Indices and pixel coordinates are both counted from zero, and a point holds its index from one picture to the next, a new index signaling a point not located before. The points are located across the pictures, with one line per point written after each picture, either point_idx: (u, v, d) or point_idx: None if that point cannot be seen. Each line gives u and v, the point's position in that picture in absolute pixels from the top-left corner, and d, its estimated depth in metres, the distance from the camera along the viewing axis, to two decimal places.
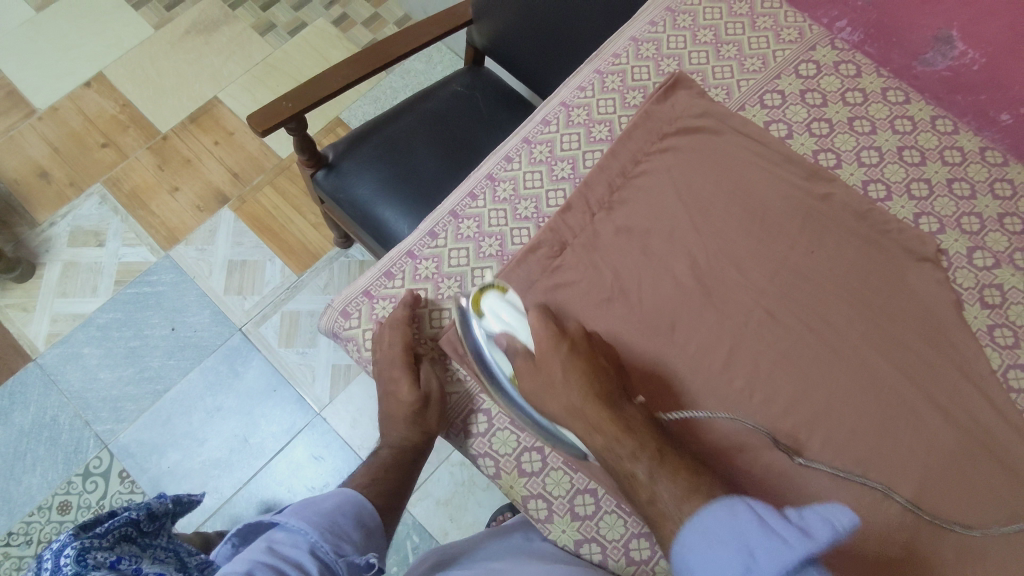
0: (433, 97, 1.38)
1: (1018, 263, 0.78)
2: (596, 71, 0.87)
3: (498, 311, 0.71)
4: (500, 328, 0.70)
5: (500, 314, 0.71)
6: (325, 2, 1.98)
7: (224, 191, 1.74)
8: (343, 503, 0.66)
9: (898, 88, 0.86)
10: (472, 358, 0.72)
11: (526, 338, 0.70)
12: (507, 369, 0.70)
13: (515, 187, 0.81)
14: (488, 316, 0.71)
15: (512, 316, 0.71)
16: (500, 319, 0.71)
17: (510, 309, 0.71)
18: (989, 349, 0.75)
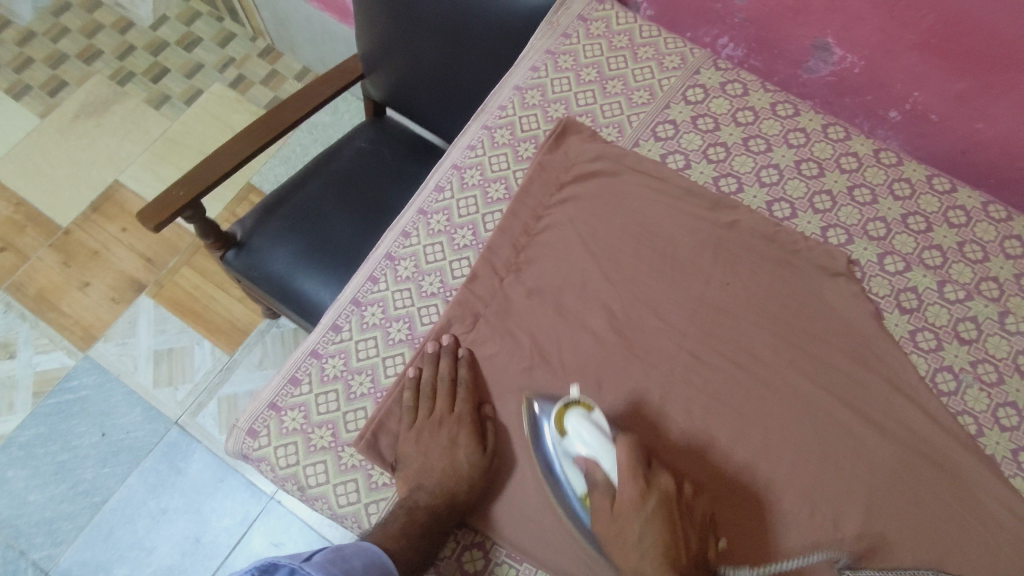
0: (337, 157, 1.34)
1: (928, 263, 0.78)
2: (484, 127, 0.84)
3: (583, 433, 0.62)
4: (585, 452, 0.62)
5: (584, 436, 0.62)
6: (218, 65, 1.91)
7: (138, 278, 1.65)
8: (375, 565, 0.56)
9: (786, 102, 0.86)
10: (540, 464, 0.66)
11: (611, 468, 0.61)
12: (579, 488, 0.63)
13: (417, 263, 0.77)
14: (571, 439, 0.63)
15: (598, 440, 0.61)
16: (585, 441, 0.62)
17: (594, 429, 0.62)
18: (915, 356, 0.74)
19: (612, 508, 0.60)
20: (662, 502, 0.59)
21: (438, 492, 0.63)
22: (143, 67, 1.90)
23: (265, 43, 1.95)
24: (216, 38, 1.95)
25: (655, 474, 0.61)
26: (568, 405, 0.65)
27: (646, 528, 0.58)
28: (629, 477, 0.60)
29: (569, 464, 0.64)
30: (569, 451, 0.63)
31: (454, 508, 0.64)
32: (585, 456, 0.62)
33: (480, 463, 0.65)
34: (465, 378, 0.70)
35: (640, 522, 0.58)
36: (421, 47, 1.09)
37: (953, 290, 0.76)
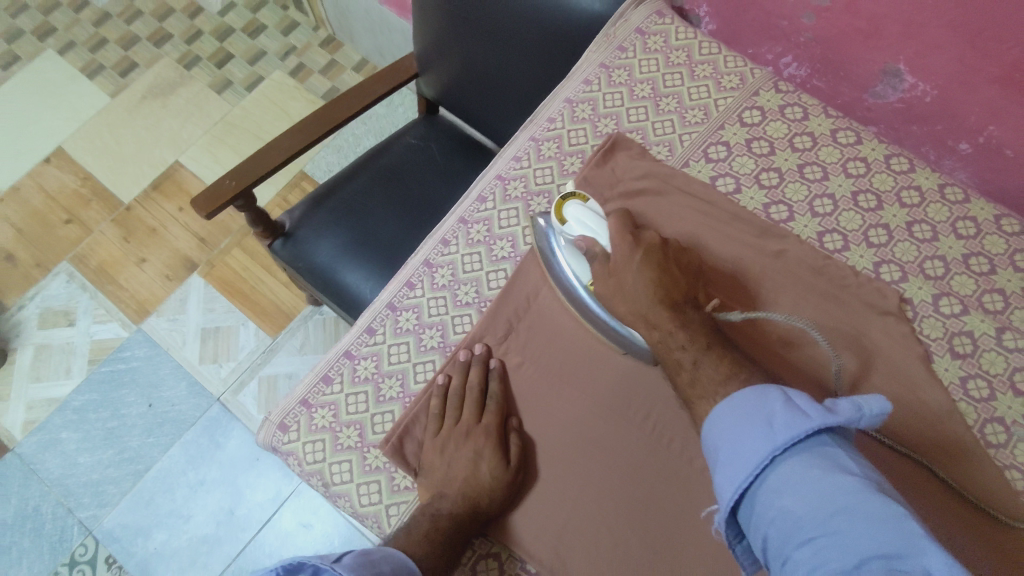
0: (387, 152, 1.35)
1: (987, 307, 0.74)
2: (531, 138, 0.84)
3: (580, 215, 0.72)
4: (585, 233, 0.71)
5: (581, 220, 0.72)
6: (280, 53, 1.96)
7: (192, 257, 1.71)
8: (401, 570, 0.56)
9: (848, 128, 0.83)
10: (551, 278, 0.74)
11: (607, 242, 0.71)
12: (585, 277, 0.72)
13: (454, 271, 0.78)
14: (571, 224, 0.72)
15: (594, 219, 0.71)
16: (585, 224, 0.71)
17: (591, 214, 0.72)
18: (964, 404, 0.70)
19: (609, 269, 0.68)
20: (650, 252, 0.67)
21: (460, 502, 0.63)
22: (209, 51, 1.96)
23: (326, 32, 1.98)
24: (280, 26, 1.99)
25: (641, 234, 0.70)
26: (564, 199, 0.74)
27: (636, 273, 0.66)
28: (618, 240, 0.69)
29: (575, 258, 0.73)
30: (570, 238, 0.73)
31: (476, 516, 0.64)
32: (585, 236, 0.71)
33: (502, 477, 0.64)
34: (496, 390, 0.70)
35: (633, 267, 0.67)
36: (475, 49, 1.09)
37: (1013, 338, 0.72)
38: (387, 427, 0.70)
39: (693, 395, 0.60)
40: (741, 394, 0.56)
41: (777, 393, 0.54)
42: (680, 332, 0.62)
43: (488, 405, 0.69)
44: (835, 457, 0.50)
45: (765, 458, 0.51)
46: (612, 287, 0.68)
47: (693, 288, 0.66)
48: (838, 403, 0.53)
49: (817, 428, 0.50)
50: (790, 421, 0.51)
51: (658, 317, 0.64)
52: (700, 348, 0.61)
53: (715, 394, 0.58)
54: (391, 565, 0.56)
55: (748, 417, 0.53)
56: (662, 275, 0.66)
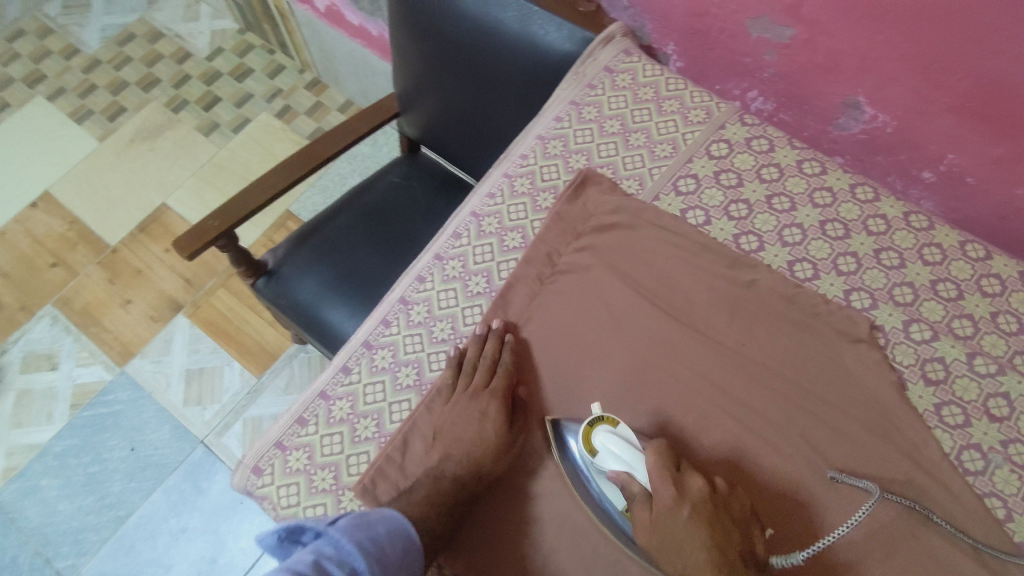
0: (369, 191, 1.36)
1: (957, 332, 0.74)
2: (505, 175, 0.86)
3: (614, 447, 0.62)
4: (617, 466, 0.62)
5: (614, 450, 0.62)
6: (266, 95, 1.99)
7: (177, 298, 1.71)
8: (395, 531, 0.58)
9: (813, 159, 0.84)
10: (569, 477, 0.66)
11: (644, 479, 0.61)
12: (618, 502, 0.63)
13: (430, 308, 0.78)
14: (602, 455, 0.63)
15: (629, 451, 0.62)
16: (615, 455, 0.62)
17: (624, 443, 0.63)
18: (939, 430, 0.70)
19: (650, 516, 0.59)
20: (697, 505, 0.58)
21: (466, 464, 0.66)
22: (197, 95, 1.99)
23: (312, 76, 2.02)
24: (267, 70, 2.03)
25: (685, 476, 0.60)
26: (593, 423, 0.65)
27: (686, 531, 0.57)
28: (661, 480, 0.59)
29: (605, 480, 0.64)
30: (601, 469, 0.63)
31: (481, 480, 0.66)
32: (620, 472, 0.62)
33: (506, 436, 0.67)
34: (508, 360, 0.72)
35: (679, 521, 0.57)
36: (452, 89, 1.11)
37: (984, 363, 0.73)
38: (362, 469, 0.70)
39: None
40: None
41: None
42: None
43: (499, 370, 0.71)
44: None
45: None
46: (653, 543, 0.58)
47: (749, 534, 0.59)
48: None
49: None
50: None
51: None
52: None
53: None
54: (388, 527, 0.57)
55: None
56: (717, 533, 0.57)
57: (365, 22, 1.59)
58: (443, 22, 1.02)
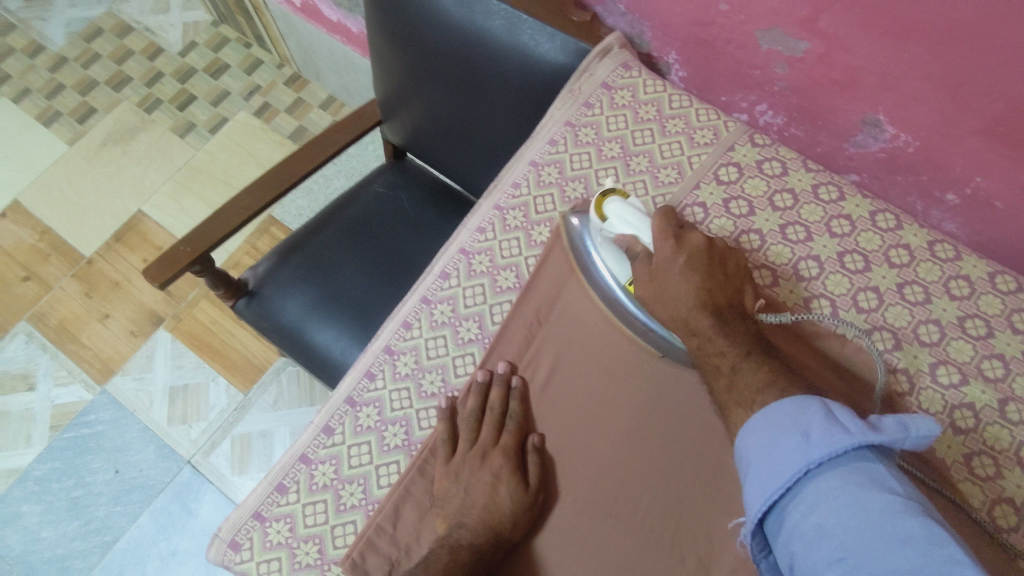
0: (354, 202, 1.29)
1: (987, 375, 0.69)
2: (495, 207, 0.79)
3: (620, 214, 0.67)
4: (627, 230, 0.67)
5: (626, 218, 0.67)
6: (244, 92, 1.90)
7: (157, 311, 1.64)
8: None
9: (829, 183, 0.78)
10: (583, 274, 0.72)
11: (650, 241, 0.66)
12: (622, 277, 0.69)
13: (417, 357, 0.72)
14: (610, 222, 0.68)
15: (636, 216, 0.67)
16: (628, 222, 0.67)
17: (633, 211, 0.67)
18: (969, 485, 0.65)
19: (650, 271, 0.65)
20: (694, 256, 0.64)
21: (481, 529, 0.61)
22: (171, 93, 1.90)
23: (292, 70, 1.93)
24: (243, 65, 1.94)
25: (686, 234, 0.66)
26: (605, 195, 0.70)
27: (680, 280, 0.63)
28: (661, 240, 0.65)
29: (612, 254, 0.70)
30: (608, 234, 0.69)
31: (497, 547, 0.62)
32: (626, 236, 0.67)
33: (522, 500, 0.63)
34: (516, 410, 0.68)
35: (675, 271, 0.64)
36: (437, 99, 1.03)
37: (1016, 409, 0.67)
38: (349, 541, 0.64)
39: (732, 399, 0.58)
40: (777, 404, 0.54)
41: (818, 406, 0.52)
42: (719, 339, 0.61)
43: (507, 426, 0.67)
44: (876, 474, 0.48)
45: (802, 471, 0.49)
46: (650, 292, 0.65)
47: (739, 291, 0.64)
48: (880, 419, 0.50)
49: (859, 446, 0.48)
50: (830, 435, 0.49)
51: (696, 321, 0.62)
52: (739, 354, 0.60)
53: (752, 403, 0.57)
54: None
55: (785, 427, 0.52)
56: (710, 279, 0.64)
57: (344, 19, 1.50)
58: (425, 30, 0.94)
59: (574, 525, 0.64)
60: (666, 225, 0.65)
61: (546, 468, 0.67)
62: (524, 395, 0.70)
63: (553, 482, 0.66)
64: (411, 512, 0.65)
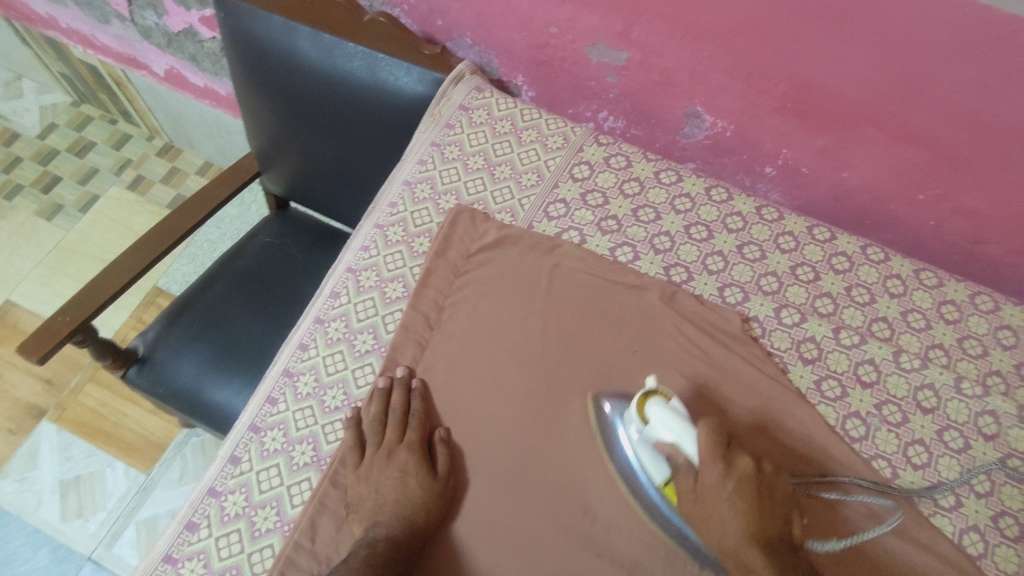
0: (241, 255, 1.29)
1: (821, 311, 0.81)
2: (376, 226, 0.84)
3: (665, 418, 0.63)
4: (670, 437, 0.63)
5: (666, 423, 0.63)
6: (113, 168, 1.86)
7: (38, 403, 1.53)
8: None
9: (668, 169, 0.89)
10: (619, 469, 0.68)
11: (694, 451, 0.63)
12: (657, 476, 0.65)
13: (317, 376, 0.74)
14: (654, 425, 0.64)
15: (678, 422, 0.63)
16: (668, 427, 0.63)
17: (676, 417, 0.63)
18: (824, 407, 0.75)
19: (695, 487, 0.63)
20: (744, 482, 0.63)
21: (396, 522, 0.63)
22: (32, 177, 1.82)
23: (163, 141, 1.92)
24: (110, 141, 1.90)
25: (733, 455, 0.64)
26: (647, 395, 0.66)
27: (728, 506, 0.61)
28: (710, 460, 0.62)
29: (647, 451, 0.66)
30: (649, 438, 0.65)
31: (415, 538, 0.64)
32: (667, 443, 0.63)
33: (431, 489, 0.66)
34: (418, 408, 0.71)
35: (723, 496, 0.62)
36: (311, 142, 1.08)
37: (848, 335, 0.79)
38: (268, 563, 0.64)
39: None
40: None
41: None
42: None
43: (411, 423, 0.70)
44: None
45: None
46: (698, 514, 0.62)
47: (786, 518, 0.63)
48: None
49: None
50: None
51: (751, 559, 0.59)
52: None
53: None
54: None
55: None
56: (758, 509, 0.62)
57: (210, 83, 1.53)
58: (289, 76, 1.00)
59: (487, 506, 0.67)
60: (713, 444, 0.63)
61: (454, 458, 0.70)
62: (426, 394, 0.73)
63: (463, 469, 0.69)
64: (327, 525, 0.65)
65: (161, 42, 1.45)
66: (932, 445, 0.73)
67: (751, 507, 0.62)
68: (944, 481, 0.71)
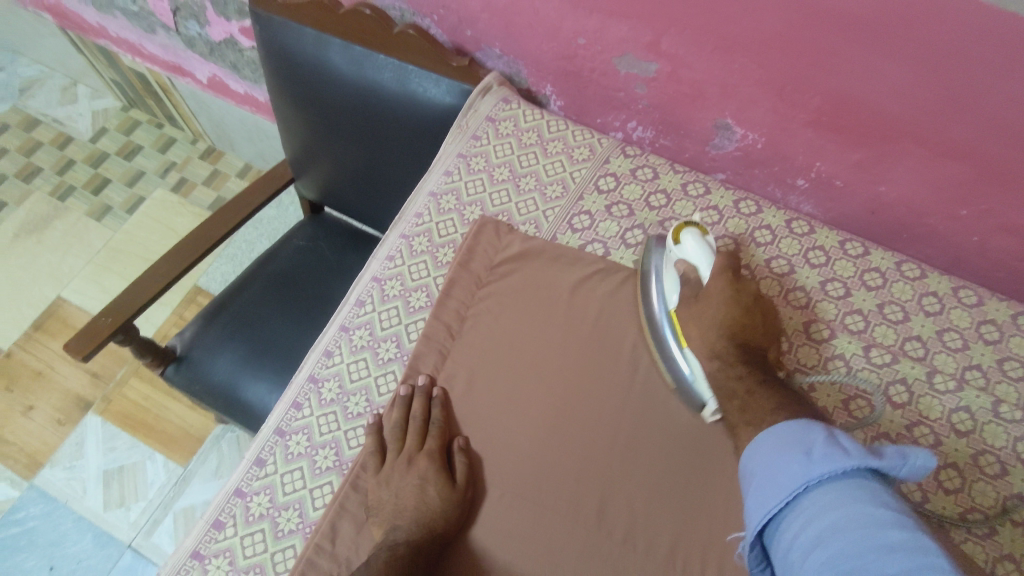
0: (276, 257, 1.33)
1: (851, 328, 0.79)
2: (402, 236, 0.85)
3: (694, 244, 0.75)
4: (691, 261, 0.74)
5: (693, 249, 0.74)
6: (159, 170, 1.93)
7: (85, 395, 1.60)
8: None
9: (696, 181, 0.89)
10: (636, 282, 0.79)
11: (706, 274, 0.73)
12: (666, 295, 0.75)
13: (341, 383, 0.76)
14: (683, 246, 0.75)
15: (704, 251, 0.74)
16: (694, 252, 0.74)
17: (704, 247, 0.74)
18: (852, 428, 0.74)
19: (699, 298, 0.73)
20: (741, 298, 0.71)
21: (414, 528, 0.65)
22: (84, 179, 1.90)
23: (206, 144, 1.98)
24: (156, 144, 1.97)
25: (741, 281, 0.73)
26: (684, 225, 0.77)
27: (720, 312, 0.71)
28: (720, 275, 0.72)
29: (664, 270, 0.76)
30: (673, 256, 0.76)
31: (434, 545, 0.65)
32: (689, 262, 0.74)
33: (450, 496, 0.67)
34: (438, 416, 0.72)
35: (720, 303, 0.71)
36: (343, 149, 1.10)
37: (879, 354, 0.77)
38: (289, 564, 0.67)
39: (741, 418, 0.64)
40: (787, 427, 0.58)
41: (821, 430, 0.56)
42: (739, 367, 0.67)
43: (432, 431, 0.71)
44: (871, 489, 0.50)
45: (802, 484, 0.53)
46: (692, 313, 0.72)
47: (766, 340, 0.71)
48: (883, 449, 0.53)
49: (861, 463, 0.51)
50: (829, 455, 0.52)
51: (719, 347, 0.69)
52: (753, 381, 0.66)
53: (760, 422, 0.62)
54: None
55: (790, 446, 0.56)
56: (745, 323, 0.70)
57: (250, 89, 1.57)
58: (323, 84, 1.02)
59: (503, 516, 0.68)
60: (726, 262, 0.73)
61: (473, 468, 0.71)
62: (446, 402, 0.74)
63: (480, 478, 0.70)
64: (347, 528, 0.67)
65: (205, 50, 1.50)
66: (966, 470, 0.71)
67: (741, 317, 0.70)
68: (977, 508, 0.69)
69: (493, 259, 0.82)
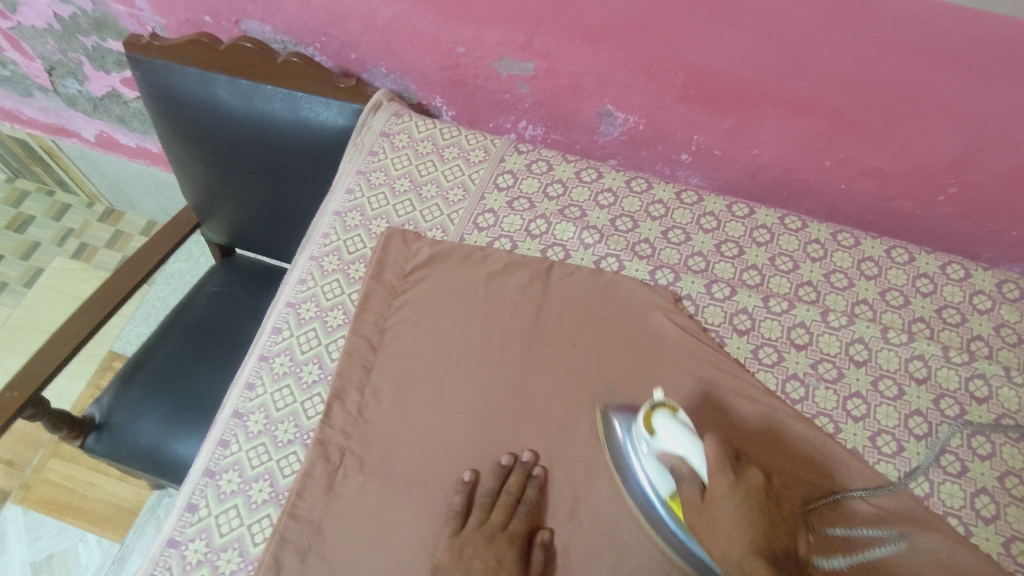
0: (190, 308, 1.29)
1: (749, 283, 0.84)
2: (311, 258, 0.86)
3: (672, 431, 0.65)
4: (677, 449, 0.64)
5: (673, 435, 0.65)
6: (55, 239, 1.84)
7: (0, 486, 1.49)
8: None
9: (588, 168, 0.93)
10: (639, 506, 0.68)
11: (702, 464, 0.63)
12: (663, 488, 0.66)
13: (267, 412, 0.75)
14: (660, 437, 0.65)
15: (686, 436, 0.64)
16: (676, 440, 0.64)
17: (684, 430, 0.65)
18: (762, 373, 0.78)
19: (704, 498, 0.62)
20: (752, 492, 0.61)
21: None
22: None
23: (103, 206, 1.90)
24: (49, 213, 1.88)
25: (742, 469, 0.63)
26: (654, 408, 0.68)
27: (739, 513, 0.60)
28: (720, 471, 0.62)
29: (654, 467, 0.67)
30: (655, 451, 0.66)
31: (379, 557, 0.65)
32: (673, 455, 0.65)
33: None
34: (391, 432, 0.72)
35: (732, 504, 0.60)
36: (243, 185, 1.09)
37: (777, 302, 0.82)
38: None
39: None
40: None
41: None
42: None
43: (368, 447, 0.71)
44: None
45: None
46: (703, 522, 0.61)
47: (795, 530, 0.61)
48: None
49: None
50: None
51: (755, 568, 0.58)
52: None
53: None
54: None
55: None
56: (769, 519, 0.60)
57: (141, 142, 1.53)
58: (212, 122, 1.01)
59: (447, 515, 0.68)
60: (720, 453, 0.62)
61: (410, 474, 0.70)
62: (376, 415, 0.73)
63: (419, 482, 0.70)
64: (291, 559, 0.65)
65: (87, 108, 1.45)
66: (869, 397, 0.77)
67: (763, 518, 0.60)
68: (885, 430, 0.75)
69: (403, 266, 0.83)
